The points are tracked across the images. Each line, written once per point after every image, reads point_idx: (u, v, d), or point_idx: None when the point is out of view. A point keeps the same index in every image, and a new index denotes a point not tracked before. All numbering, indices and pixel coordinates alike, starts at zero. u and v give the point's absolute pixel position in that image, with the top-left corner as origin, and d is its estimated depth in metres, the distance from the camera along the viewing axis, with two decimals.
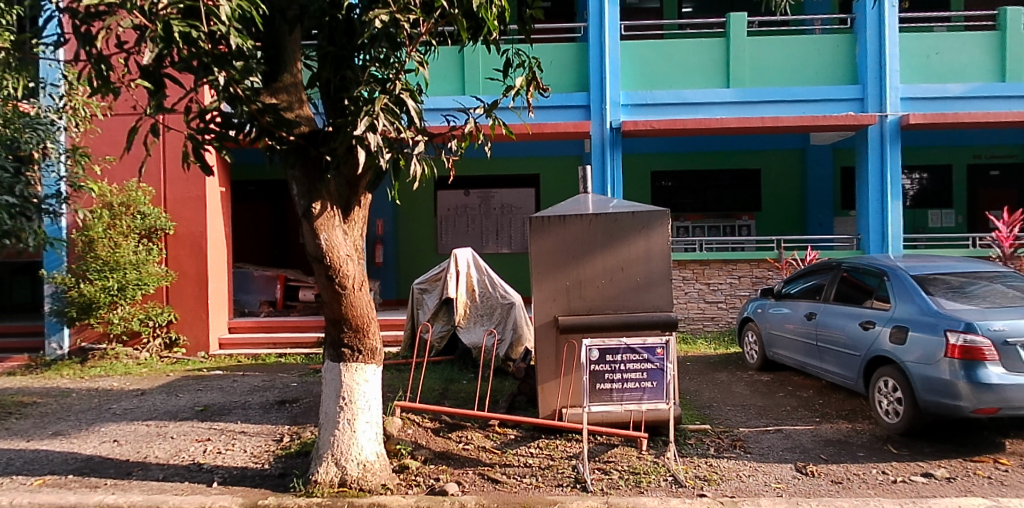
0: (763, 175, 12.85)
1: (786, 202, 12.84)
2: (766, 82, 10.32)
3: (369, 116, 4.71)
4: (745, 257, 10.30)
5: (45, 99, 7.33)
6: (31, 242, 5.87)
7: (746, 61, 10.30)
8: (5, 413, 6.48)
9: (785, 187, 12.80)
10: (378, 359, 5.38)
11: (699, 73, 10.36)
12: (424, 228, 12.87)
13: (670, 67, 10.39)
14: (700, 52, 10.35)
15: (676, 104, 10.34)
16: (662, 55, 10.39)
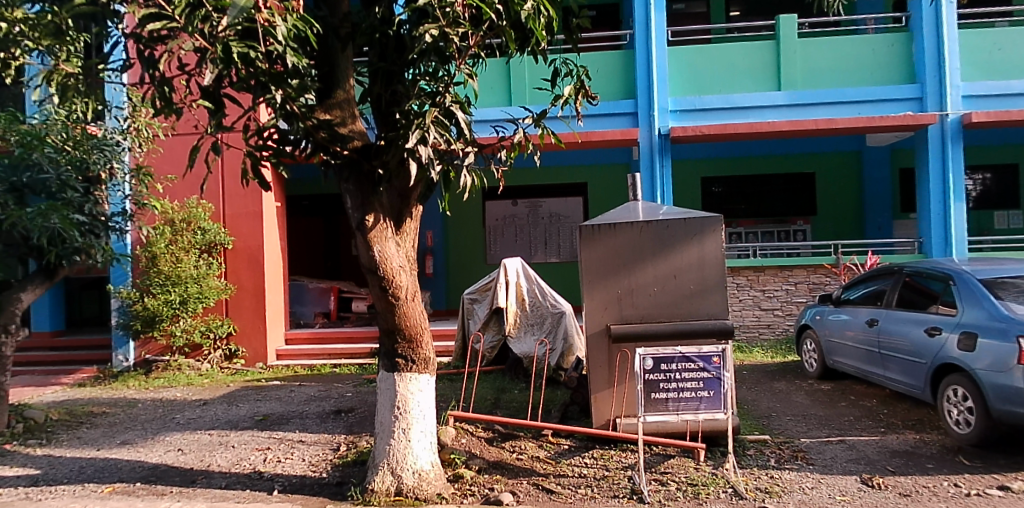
0: (816, 178, 12.57)
1: (841, 206, 12.53)
2: (818, 84, 10.11)
3: (420, 129, 4.79)
4: (802, 263, 10.05)
5: (113, 122, 7.60)
6: (100, 258, 6.06)
7: (797, 63, 10.12)
8: (76, 422, 6.74)
9: (839, 191, 12.50)
10: (432, 369, 5.42)
11: (746, 77, 10.21)
12: (473, 239, 12.95)
13: (718, 72, 10.27)
14: (747, 55, 10.22)
15: (726, 109, 10.19)
16: (710, 60, 10.29)
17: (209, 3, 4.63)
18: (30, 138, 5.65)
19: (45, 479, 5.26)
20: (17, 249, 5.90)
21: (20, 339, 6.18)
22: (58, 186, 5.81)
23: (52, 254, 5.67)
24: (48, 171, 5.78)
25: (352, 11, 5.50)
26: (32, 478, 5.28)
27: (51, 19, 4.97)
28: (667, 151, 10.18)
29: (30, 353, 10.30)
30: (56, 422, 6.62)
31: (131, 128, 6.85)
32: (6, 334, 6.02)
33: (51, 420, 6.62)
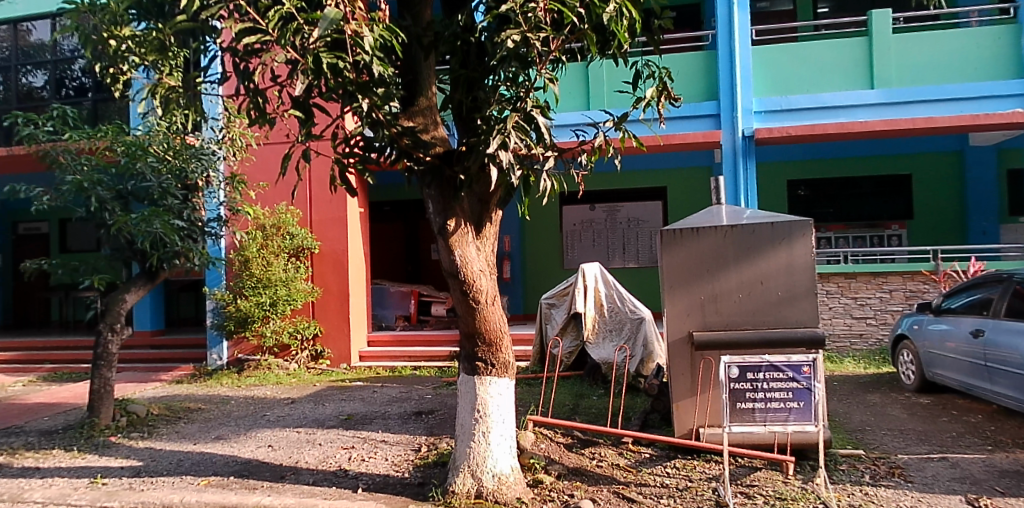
0: (912, 181, 11.95)
1: (939, 210, 11.88)
2: (915, 81, 9.61)
3: (501, 135, 4.84)
4: (898, 269, 9.57)
5: (209, 132, 7.93)
6: (198, 261, 6.32)
7: (892, 59, 9.65)
8: (176, 416, 7.12)
9: (937, 194, 11.85)
10: (511, 373, 5.44)
11: (831, 74, 9.85)
12: (551, 244, 12.96)
13: (806, 71, 9.93)
14: (837, 53, 9.83)
15: (815, 108, 9.81)
16: (796, 58, 9.97)
17: (300, 16, 4.83)
18: (135, 148, 6.01)
19: (148, 470, 5.56)
20: (124, 253, 6.29)
21: (125, 337, 6.57)
22: (160, 193, 6.14)
23: (154, 257, 5.99)
24: (151, 180, 6.13)
25: (435, 20, 5.58)
26: (135, 468, 5.59)
27: (156, 36, 5.22)
28: (751, 154, 9.91)
29: (134, 350, 10.97)
30: (157, 416, 7.00)
31: (225, 138, 6.85)
32: (112, 332, 6.42)
33: (152, 415, 7.01)
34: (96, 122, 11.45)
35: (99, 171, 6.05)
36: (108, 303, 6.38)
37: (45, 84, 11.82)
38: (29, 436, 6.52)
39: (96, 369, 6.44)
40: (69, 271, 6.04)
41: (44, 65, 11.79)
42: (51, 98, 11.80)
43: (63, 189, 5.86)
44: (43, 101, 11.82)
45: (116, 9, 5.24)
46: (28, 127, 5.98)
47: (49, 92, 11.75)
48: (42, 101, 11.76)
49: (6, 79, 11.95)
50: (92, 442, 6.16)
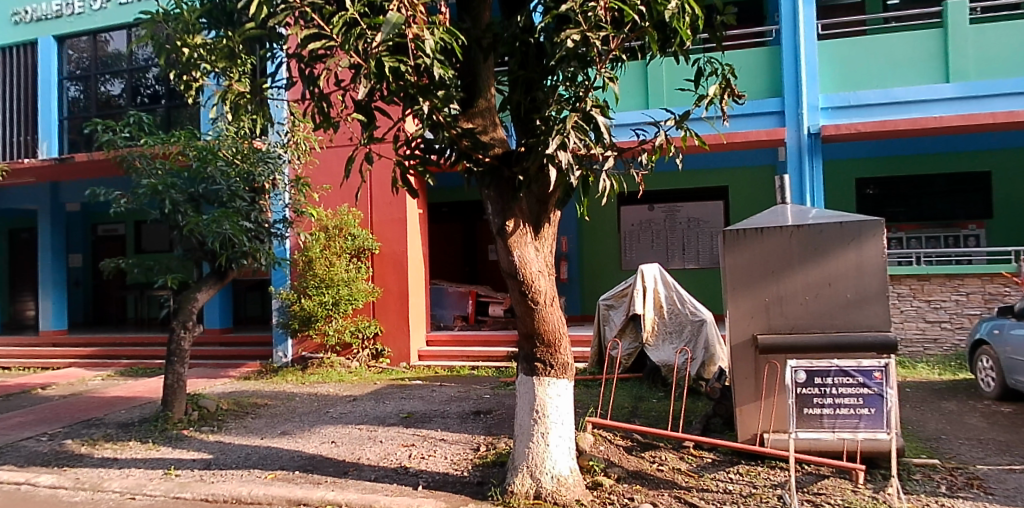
0: (989, 178, 11.41)
1: (1019, 208, 11.30)
2: (995, 74, 9.16)
3: (560, 135, 4.80)
4: (975, 271, 9.14)
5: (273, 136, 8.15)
6: (264, 261, 6.52)
7: (970, 51, 9.22)
8: (244, 411, 7.36)
9: (1016, 191, 11.26)
10: (570, 374, 5.42)
11: (902, 68, 9.48)
12: (609, 245, 12.90)
13: (876, 65, 9.58)
14: (909, 46, 9.46)
15: (886, 104, 9.48)
16: (865, 52, 9.62)
17: (364, 21, 4.89)
18: (206, 153, 6.23)
19: (217, 463, 5.76)
20: (195, 253, 6.53)
21: (196, 334, 6.82)
22: (229, 196, 6.35)
23: (223, 257, 6.19)
24: (220, 183, 6.35)
25: (493, 21, 5.59)
26: (206, 461, 5.80)
27: (226, 43, 5.39)
28: (818, 152, 9.63)
29: (205, 347, 11.41)
30: (226, 411, 7.26)
31: (291, 142, 7.16)
32: (184, 329, 6.67)
33: (222, 409, 7.26)
34: (170, 128, 11.98)
35: (172, 175, 6.29)
36: (181, 302, 6.65)
37: (121, 91, 12.44)
38: (108, 428, 6.85)
39: (169, 364, 6.71)
40: (144, 270, 6.30)
41: (121, 74, 12.39)
42: (127, 105, 12.41)
43: (139, 192, 6.13)
44: (120, 108, 12.41)
45: (188, 18, 5.42)
46: (107, 133, 6.26)
47: (125, 99, 12.38)
48: (119, 108, 12.39)
49: (86, 88, 12.57)
50: (166, 435, 6.43)
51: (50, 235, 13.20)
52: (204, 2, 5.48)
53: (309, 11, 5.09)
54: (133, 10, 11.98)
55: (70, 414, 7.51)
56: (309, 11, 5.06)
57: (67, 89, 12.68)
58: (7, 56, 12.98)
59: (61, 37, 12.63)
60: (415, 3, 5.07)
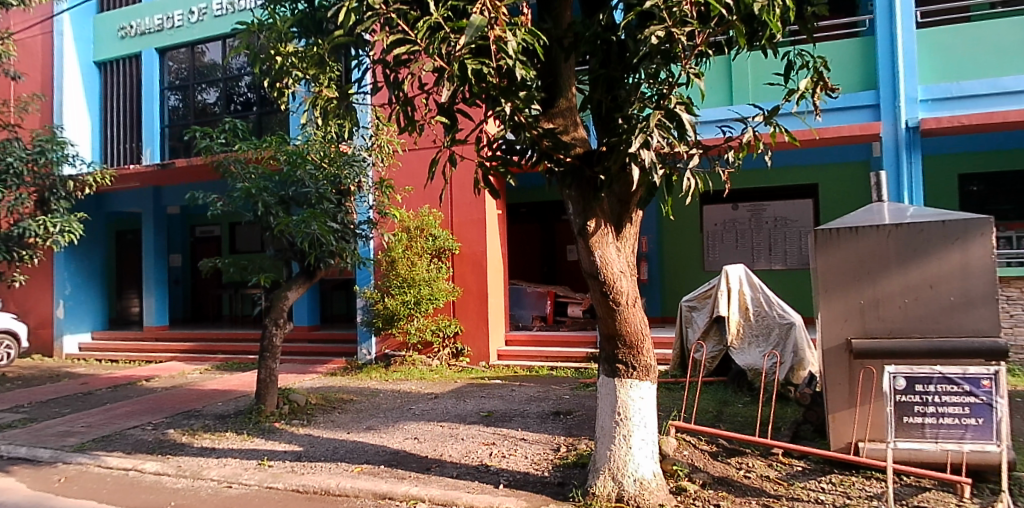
0: None
1: None
2: None
3: (643, 133, 4.71)
4: None
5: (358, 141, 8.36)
6: (349, 260, 6.73)
7: None
8: (331, 406, 7.61)
9: None
10: (652, 377, 5.33)
11: (1010, 57, 8.91)
12: (690, 245, 12.75)
13: (981, 54, 9.04)
14: (1018, 33, 8.88)
15: (991, 95, 8.90)
16: (969, 41, 9.11)
17: (446, 25, 4.97)
18: (295, 157, 6.49)
19: (307, 455, 5.96)
20: (286, 253, 6.81)
21: (287, 331, 7.09)
22: (317, 198, 6.58)
23: (312, 256, 6.41)
24: (309, 186, 6.60)
25: (575, 21, 5.57)
26: (297, 453, 6.02)
27: (316, 51, 5.55)
28: (915, 146, 9.17)
29: (294, 343, 11.91)
30: (315, 406, 7.51)
31: (375, 145, 7.27)
32: (275, 326, 6.95)
33: (311, 404, 7.53)
34: (261, 133, 12.59)
35: (264, 179, 6.57)
36: (273, 299, 6.92)
37: (217, 100, 13.13)
38: (207, 419, 7.22)
39: (262, 359, 7.00)
40: (240, 269, 6.60)
41: (216, 83, 13.10)
42: (222, 112, 13.10)
43: (235, 195, 6.43)
44: (216, 116, 13.10)
45: (281, 28, 5.64)
46: (205, 140, 6.61)
47: (221, 107, 13.07)
48: (215, 115, 13.07)
49: (184, 97, 13.32)
50: (259, 427, 6.73)
51: (154, 237, 14.09)
52: (295, 12, 5.71)
53: (395, 16, 5.19)
54: (228, 20, 12.64)
55: (174, 405, 7.97)
56: (394, 17, 5.17)
57: (168, 98, 13.48)
58: (115, 69, 13.93)
59: (162, 49, 13.44)
60: (497, 5, 5.05)
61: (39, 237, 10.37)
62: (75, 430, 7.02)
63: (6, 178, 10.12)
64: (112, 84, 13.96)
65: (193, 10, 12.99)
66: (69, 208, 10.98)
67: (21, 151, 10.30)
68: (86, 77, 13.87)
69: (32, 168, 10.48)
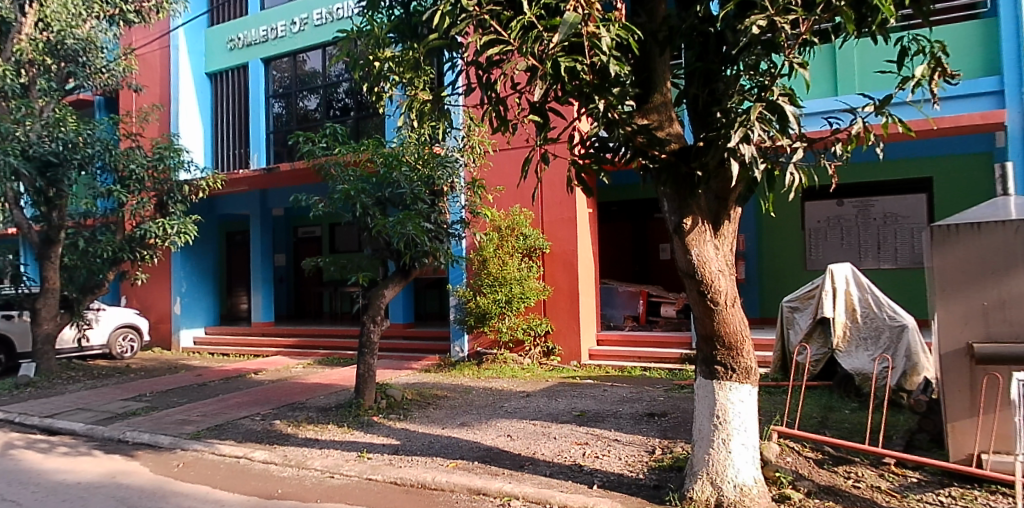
0: None
1: None
2: None
3: (744, 127, 4.51)
4: None
5: (453, 142, 8.51)
6: (443, 259, 6.87)
7: None
8: (426, 402, 7.79)
9: None
10: (753, 380, 5.13)
11: None
12: (792, 243, 12.29)
13: None
14: None
15: None
16: None
17: (541, 24, 4.95)
18: (392, 159, 6.67)
19: (404, 449, 6.12)
20: (382, 253, 7.01)
21: (384, 327, 7.32)
22: (411, 199, 6.75)
23: (407, 256, 6.59)
24: (405, 187, 6.75)
25: (671, 14, 5.51)
26: (394, 447, 6.19)
27: (411, 55, 5.66)
28: None
29: (390, 340, 12.31)
30: (410, 401, 7.70)
31: (467, 146, 7.39)
32: (373, 323, 7.18)
33: (407, 399, 7.73)
34: (359, 137, 13.01)
35: (361, 181, 6.77)
36: (370, 298, 7.14)
37: (317, 106, 13.63)
38: (310, 411, 7.56)
39: (361, 355, 7.24)
40: (340, 268, 6.87)
41: (317, 90, 13.60)
42: (322, 117, 13.59)
43: (335, 197, 6.68)
44: (317, 121, 13.60)
45: (379, 34, 5.82)
46: (308, 144, 6.93)
47: (321, 113, 13.55)
48: (316, 121, 13.56)
49: (288, 105, 13.93)
50: (359, 420, 6.99)
51: (260, 236, 14.83)
52: (392, 17, 5.81)
53: (488, 17, 5.19)
54: (329, 29, 13.15)
55: (279, 398, 8.38)
56: (488, 18, 5.18)
57: (273, 106, 14.15)
58: (225, 79, 14.80)
59: (267, 60, 14.15)
60: (590, 1, 5.00)
61: (158, 238, 11.15)
62: (192, 418, 7.50)
63: (130, 184, 10.98)
64: (221, 94, 14.87)
65: (296, 21, 13.63)
66: (184, 211, 11.75)
67: (142, 159, 11.05)
68: (199, 87, 14.85)
69: (152, 174, 11.29)
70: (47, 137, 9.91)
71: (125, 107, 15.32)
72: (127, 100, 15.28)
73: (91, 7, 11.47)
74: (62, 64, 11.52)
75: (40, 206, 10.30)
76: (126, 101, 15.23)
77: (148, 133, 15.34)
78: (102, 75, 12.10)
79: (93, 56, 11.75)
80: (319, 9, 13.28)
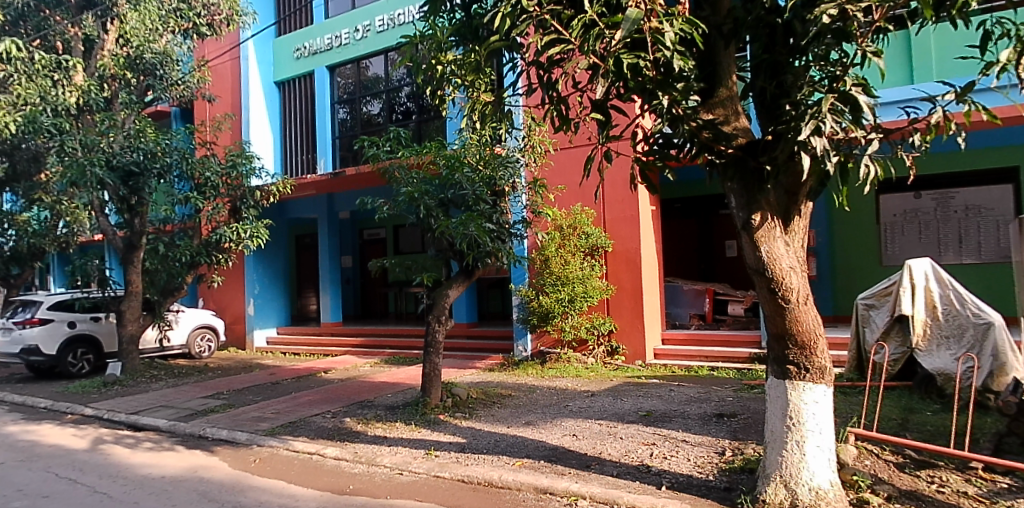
0: None
1: None
2: None
3: (815, 119, 4.28)
4: None
5: (514, 142, 8.56)
6: (505, 259, 6.92)
7: None
8: (492, 401, 7.87)
9: None
10: (828, 380, 4.94)
11: None
12: (866, 238, 11.85)
13: None
14: None
15: None
16: None
17: (602, 21, 4.89)
18: (454, 161, 6.77)
19: (470, 447, 6.20)
20: (445, 253, 7.10)
21: (449, 327, 7.41)
22: (474, 200, 6.84)
23: (470, 256, 6.69)
24: (467, 188, 6.85)
25: (735, 5, 5.32)
26: (460, 445, 6.27)
27: (473, 58, 5.70)
28: None
29: (454, 340, 12.48)
30: (475, 400, 7.78)
31: (528, 146, 7.43)
32: (438, 323, 7.28)
33: (472, 398, 7.81)
34: (421, 140, 13.26)
35: (425, 183, 6.90)
36: (435, 298, 7.25)
37: (380, 110, 13.92)
38: (378, 409, 7.74)
39: (427, 354, 7.35)
40: (405, 269, 7.01)
41: (380, 95, 13.90)
42: (386, 122, 13.86)
43: (399, 199, 6.83)
44: (380, 125, 13.88)
45: (440, 37, 5.89)
46: (372, 148, 7.03)
47: (384, 117, 13.83)
48: (379, 125, 13.85)
49: (351, 110, 14.28)
50: (425, 418, 7.12)
51: (327, 239, 15.22)
52: (455, 21, 5.88)
53: (548, 17, 5.19)
54: (392, 35, 13.43)
55: (348, 396, 8.60)
56: (549, 17, 5.18)
57: (337, 112, 14.53)
58: (292, 87, 15.25)
59: (332, 67, 14.53)
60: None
61: (233, 242, 11.61)
62: (266, 416, 7.78)
63: (206, 190, 11.45)
64: (288, 101, 15.35)
65: (359, 28, 13.98)
66: (256, 216, 12.19)
67: (217, 167, 11.54)
68: (267, 95, 15.38)
69: (226, 181, 11.78)
70: (129, 147, 10.43)
71: (198, 117, 16.05)
72: (201, 109, 15.98)
73: (167, 22, 12.07)
74: (142, 77, 12.14)
75: (124, 214, 10.87)
76: (199, 110, 15.94)
77: (219, 141, 16.00)
78: (178, 87, 12.66)
79: (169, 69, 12.30)
80: (381, 16, 13.59)
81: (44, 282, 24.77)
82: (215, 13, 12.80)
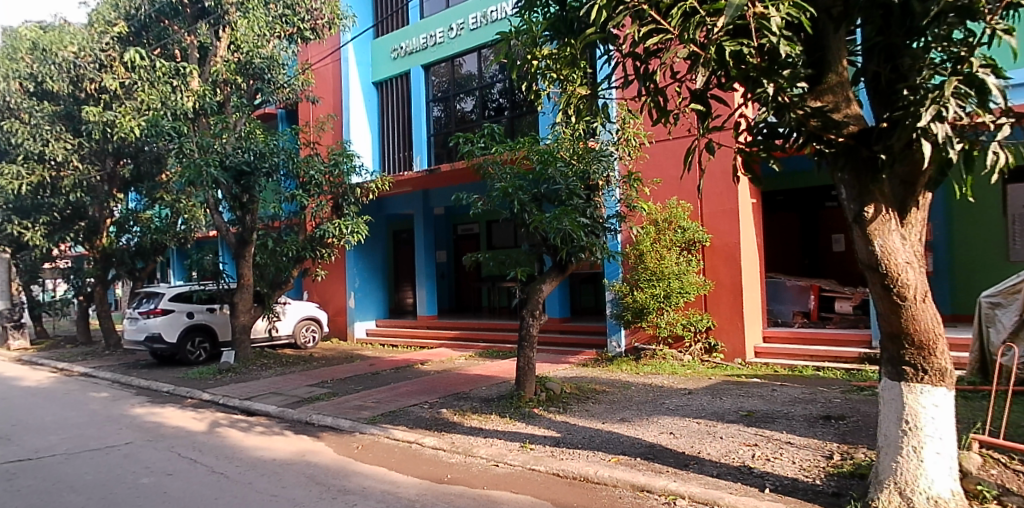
0: None
1: None
2: None
3: (937, 104, 3.97)
4: None
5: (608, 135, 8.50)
6: (598, 254, 6.90)
7: None
8: (586, 396, 7.87)
9: None
10: (949, 383, 4.60)
11: None
12: (990, 232, 11.00)
13: None
14: None
15: None
16: None
17: (703, 8, 4.67)
18: (547, 156, 6.84)
19: (565, 441, 6.23)
20: (539, 247, 7.17)
21: (543, 322, 7.46)
22: (568, 194, 6.83)
23: (564, 251, 6.69)
24: (560, 183, 6.87)
25: None
26: (555, 439, 6.31)
27: (568, 52, 5.66)
28: None
29: (548, 334, 12.58)
30: (569, 394, 7.84)
31: (622, 139, 7.35)
32: (532, 317, 7.34)
33: (566, 393, 7.87)
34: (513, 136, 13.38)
35: (519, 178, 6.97)
36: (529, 293, 7.31)
37: (473, 107, 14.12)
38: (474, 401, 7.91)
39: (521, 348, 7.44)
40: (499, 264, 7.24)
41: (473, 92, 14.09)
42: (478, 118, 14.05)
43: (493, 194, 6.96)
44: (473, 122, 14.10)
45: (536, 33, 5.90)
46: (468, 144, 7.22)
47: (477, 114, 14.02)
48: (473, 122, 14.05)
49: (445, 108, 14.56)
50: (520, 411, 7.22)
51: (422, 234, 15.66)
52: (549, 15, 5.85)
53: (646, 7, 4.97)
54: (487, 31, 13.57)
55: (445, 387, 8.81)
56: (647, 7, 4.93)
57: (433, 110, 14.85)
58: (389, 88, 15.75)
59: (427, 66, 14.86)
60: None
61: (335, 237, 12.18)
62: (367, 404, 8.11)
63: (311, 188, 11.95)
64: (386, 102, 15.87)
65: (453, 26, 14.23)
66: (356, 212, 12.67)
67: (321, 165, 12.02)
68: (367, 96, 15.97)
69: (329, 178, 12.29)
70: (240, 148, 11.10)
71: (303, 117, 16.91)
72: (304, 110, 16.85)
73: (273, 28, 12.74)
74: (252, 82, 13.11)
75: (237, 211, 11.55)
76: (304, 112, 16.86)
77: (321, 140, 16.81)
78: (284, 89, 13.62)
79: (276, 73, 13.16)
80: (475, 14, 13.77)
81: (165, 274, 27.15)
82: (317, 17, 13.42)
